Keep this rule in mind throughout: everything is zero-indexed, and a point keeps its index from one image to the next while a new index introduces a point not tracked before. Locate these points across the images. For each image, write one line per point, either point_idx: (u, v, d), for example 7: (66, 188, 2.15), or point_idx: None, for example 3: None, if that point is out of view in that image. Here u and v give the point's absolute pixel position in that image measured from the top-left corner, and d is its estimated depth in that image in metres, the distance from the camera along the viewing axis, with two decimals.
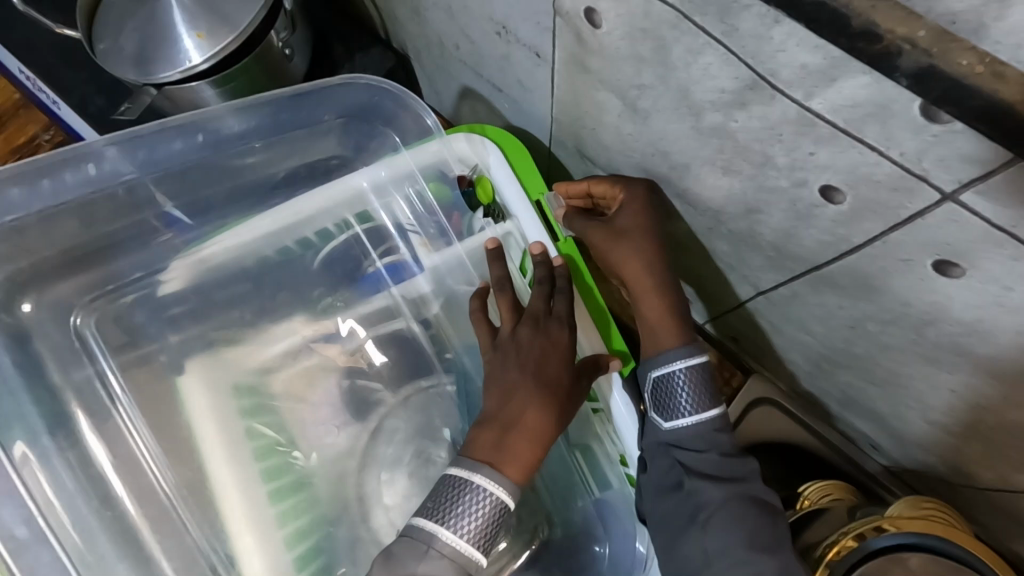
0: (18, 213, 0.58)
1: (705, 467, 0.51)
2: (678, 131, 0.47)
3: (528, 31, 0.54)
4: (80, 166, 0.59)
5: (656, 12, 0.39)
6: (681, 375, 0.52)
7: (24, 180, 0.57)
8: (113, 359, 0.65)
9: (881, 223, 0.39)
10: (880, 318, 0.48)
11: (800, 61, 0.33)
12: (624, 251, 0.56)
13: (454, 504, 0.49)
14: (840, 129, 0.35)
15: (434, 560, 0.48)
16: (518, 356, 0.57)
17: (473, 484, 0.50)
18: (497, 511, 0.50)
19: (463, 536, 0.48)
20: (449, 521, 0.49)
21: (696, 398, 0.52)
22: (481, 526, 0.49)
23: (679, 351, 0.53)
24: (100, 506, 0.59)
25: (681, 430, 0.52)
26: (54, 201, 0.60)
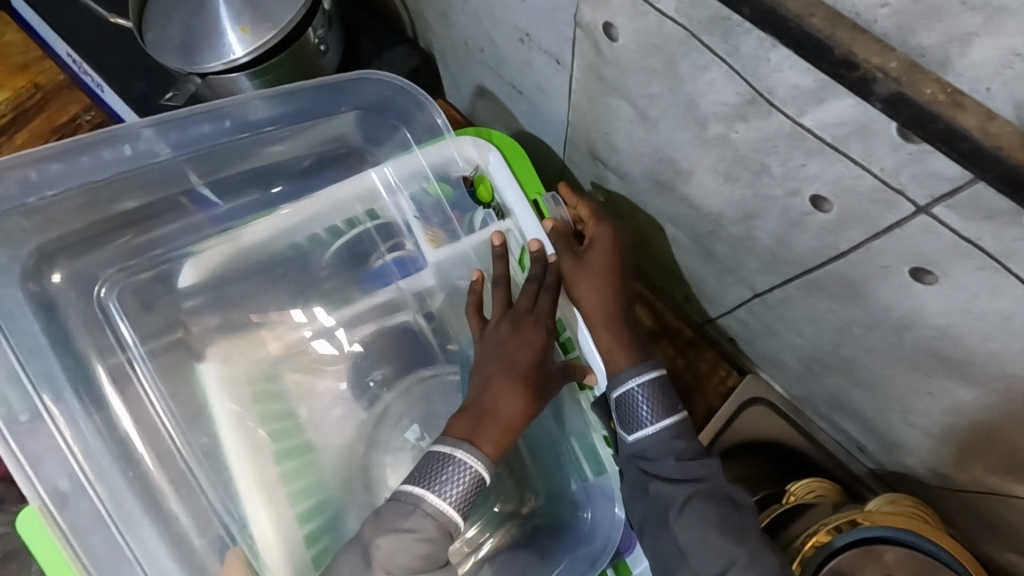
0: (58, 187, 0.62)
1: (666, 472, 0.55)
2: (684, 139, 0.51)
3: (550, 40, 0.58)
4: (117, 145, 0.64)
5: (667, 29, 0.42)
6: (638, 392, 0.58)
7: (65, 156, 0.62)
8: (133, 330, 0.69)
9: (864, 232, 0.42)
10: (865, 322, 0.52)
11: (793, 82, 0.37)
12: (585, 282, 0.64)
13: (439, 473, 0.54)
14: (828, 144, 0.38)
15: (418, 519, 0.52)
16: (500, 351, 0.62)
17: (455, 458, 0.55)
18: (476, 482, 0.55)
19: (447, 501, 0.53)
20: (434, 487, 0.53)
21: (654, 410, 0.58)
22: (462, 493, 0.54)
23: (631, 370, 0.59)
24: (123, 467, 0.63)
25: (643, 441, 0.57)
26: (90, 177, 0.63)
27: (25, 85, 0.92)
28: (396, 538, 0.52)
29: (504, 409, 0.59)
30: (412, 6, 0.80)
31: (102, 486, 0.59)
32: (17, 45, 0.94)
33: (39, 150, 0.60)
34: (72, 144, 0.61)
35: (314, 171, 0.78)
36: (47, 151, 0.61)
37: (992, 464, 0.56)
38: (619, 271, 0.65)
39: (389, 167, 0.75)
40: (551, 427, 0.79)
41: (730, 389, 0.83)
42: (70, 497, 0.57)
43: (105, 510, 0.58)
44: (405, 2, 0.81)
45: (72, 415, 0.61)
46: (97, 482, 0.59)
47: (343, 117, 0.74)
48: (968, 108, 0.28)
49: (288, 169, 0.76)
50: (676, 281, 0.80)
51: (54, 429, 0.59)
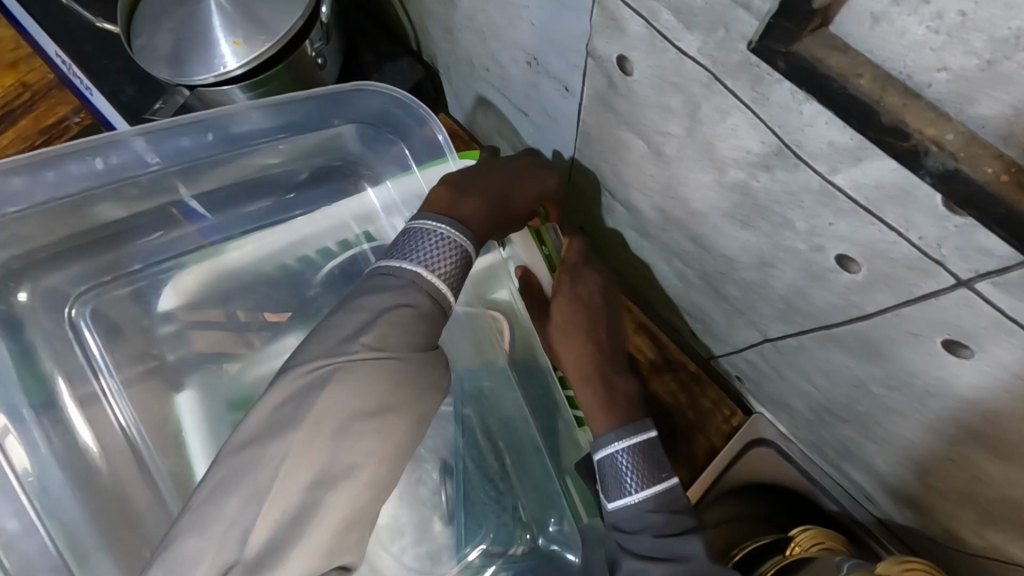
0: (21, 205, 0.57)
1: (642, 549, 0.51)
2: (699, 181, 0.48)
3: (559, 66, 0.54)
4: (87, 158, 0.58)
5: (687, 69, 0.39)
6: (622, 455, 0.55)
7: (26, 171, 0.55)
8: (106, 355, 0.65)
9: (892, 297, 0.39)
10: (885, 382, 0.49)
11: (827, 138, 0.33)
12: (569, 331, 0.62)
13: (426, 247, 0.54)
14: (861, 205, 0.35)
15: (413, 292, 0.51)
16: (499, 173, 0.63)
17: (443, 236, 0.55)
18: (430, 305, 0.51)
19: (434, 272, 0.53)
20: (419, 260, 0.53)
21: (640, 478, 0.54)
22: (448, 257, 0.54)
23: (615, 433, 0.56)
24: (85, 497, 0.58)
25: (622, 510, 0.54)
26: (56, 192, 0.58)
27: (13, 83, 0.89)
28: (338, 375, 0.45)
29: (483, 218, 0.59)
30: (415, 19, 0.76)
31: (57, 524, 0.54)
32: (7, 44, 0.90)
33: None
34: (34, 160, 0.55)
35: (310, 185, 0.75)
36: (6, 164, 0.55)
37: (1014, 536, 0.52)
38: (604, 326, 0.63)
39: (392, 189, 0.73)
40: (546, 457, 0.76)
41: (733, 428, 0.79)
42: (21, 540, 0.51)
43: (59, 551, 0.53)
44: (408, 14, 0.77)
45: (34, 445, 0.56)
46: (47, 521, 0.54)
47: (335, 130, 0.70)
48: None
49: (277, 179, 0.72)
50: (681, 316, 0.77)
51: (9, 469, 0.53)
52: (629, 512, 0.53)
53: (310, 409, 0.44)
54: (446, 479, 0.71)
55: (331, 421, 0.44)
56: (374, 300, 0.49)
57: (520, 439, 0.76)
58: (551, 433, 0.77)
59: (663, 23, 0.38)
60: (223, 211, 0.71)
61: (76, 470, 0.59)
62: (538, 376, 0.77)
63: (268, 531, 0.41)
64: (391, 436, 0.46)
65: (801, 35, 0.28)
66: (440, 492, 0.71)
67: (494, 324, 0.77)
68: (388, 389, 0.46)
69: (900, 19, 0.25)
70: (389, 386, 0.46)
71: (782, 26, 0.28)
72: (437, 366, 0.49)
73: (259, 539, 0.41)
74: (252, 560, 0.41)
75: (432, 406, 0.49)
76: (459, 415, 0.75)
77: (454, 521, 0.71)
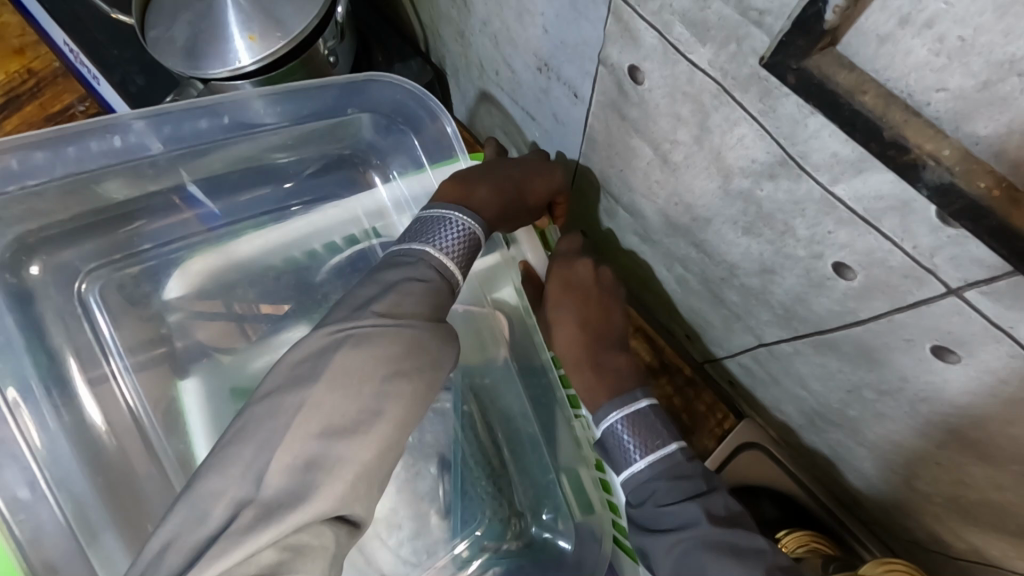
0: (41, 178, 0.57)
1: (652, 520, 0.53)
2: (704, 188, 0.49)
3: (570, 72, 0.56)
4: (106, 137, 0.58)
5: (699, 80, 0.41)
6: (620, 426, 0.56)
7: (50, 146, 0.56)
8: (119, 339, 0.66)
9: (888, 303, 0.41)
10: (877, 387, 0.51)
11: (831, 150, 0.35)
12: (563, 314, 0.64)
13: (439, 231, 0.56)
14: (860, 216, 0.37)
15: (425, 270, 0.53)
16: (509, 166, 0.66)
17: (454, 218, 0.57)
18: (442, 281, 0.53)
19: (447, 252, 0.55)
20: (432, 241, 0.55)
21: (640, 445, 0.55)
22: (459, 244, 0.56)
23: (612, 404, 0.57)
24: (92, 473, 0.58)
25: (630, 480, 0.55)
26: (76, 168, 0.58)
27: (19, 69, 0.88)
28: (356, 337, 0.47)
29: (492, 202, 0.61)
30: (427, 22, 0.78)
31: (66, 495, 0.54)
32: (13, 29, 0.89)
33: (20, 138, 0.54)
34: (56, 135, 0.55)
35: (317, 176, 0.76)
36: (29, 139, 0.55)
37: (998, 540, 0.54)
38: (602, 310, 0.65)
39: (404, 186, 0.74)
40: (544, 456, 0.77)
41: (725, 432, 0.80)
42: (31, 506, 0.52)
43: (67, 521, 0.53)
44: (420, 17, 0.79)
45: (43, 418, 0.56)
46: (58, 488, 0.54)
47: (350, 117, 0.71)
48: None
49: (275, 170, 0.73)
50: (678, 320, 0.78)
51: (24, 444, 0.54)
52: (635, 482, 0.55)
53: (329, 365, 0.45)
54: (444, 474, 0.73)
55: (348, 377, 0.45)
56: (390, 274, 0.52)
57: (519, 437, 0.78)
58: (549, 432, 0.77)
59: (676, 35, 0.39)
60: (221, 200, 0.71)
61: (84, 449, 0.59)
62: (542, 375, 0.77)
63: (284, 476, 0.42)
64: (402, 400, 0.47)
65: (812, 52, 0.29)
66: (438, 487, 0.72)
67: (495, 321, 0.78)
68: (402, 354, 0.47)
69: (905, 42, 0.27)
70: (403, 351, 0.47)
71: (796, 43, 0.29)
72: (448, 338, 0.51)
73: (275, 482, 0.42)
74: (268, 502, 0.41)
75: (440, 378, 0.50)
76: (459, 411, 0.76)
77: (450, 515, 0.73)
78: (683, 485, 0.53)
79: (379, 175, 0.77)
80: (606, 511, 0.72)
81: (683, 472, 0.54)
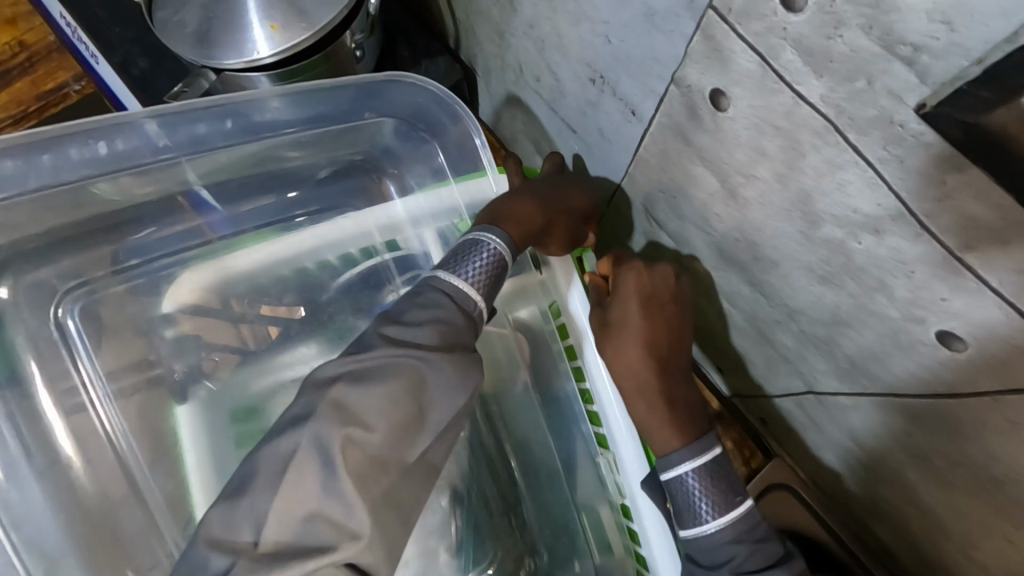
0: (12, 192, 0.50)
1: None
2: (779, 230, 0.44)
3: (629, 88, 0.50)
4: (89, 143, 0.51)
5: (801, 115, 0.35)
6: (691, 478, 0.51)
7: (21, 153, 0.48)
8: (99, 363, 0.59)
9: (1000, 381, 0.36)
10: (954, 458, 0.46)
11: (966, 212, 0.30)
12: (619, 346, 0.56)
13: (459, 256, 0.50)
14: (989, 287, 0.32)
15: (436, 297, 0.47)
16: (539, 186, 0.60)
17: (476, 241, 0.50)
18: (456, 310, 0.47)
19: (466, 280, 0.48)
20: (449, 267, 0.49)
21: (713, 505, 0.50)
22: (483, 271, 0.49)
23: (686, 454, 0.52)
24: (69, 521, 0.52)
25: (698, 539, 0.51)
26: (53, 180, 0.51)
27: (10, 41, 0.81)
28: (355, 372, 0.42)
29: (517, 216, 0.54)
30: (461, 16, 0.72)
31: (36, 556, 0.49)
32: None
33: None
34: (27, 142, 0.48)
35: (329, 183, 0.69)
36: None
37: None
38: (659, 337, 0.57)
39: (422, 202, 0.65)
40: (563, 489, 0.72)
41: (752, 469, 0.75)
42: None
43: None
44: (453, 11, 0.73)
45: (13, 461, 0.50)
46: (28, 550, 0.48)
47: (368, 121, 0.63)
48: None
49: (292, 173, 0.66)
50: (711, 352, 0.73)
51: None
52: (705, 543, 0.50)
53: (320, 402, 0.41)
54: (456, 509, 0.67)
55: (341, 415, 0.40)
56: (398, 305, 0.47)
57: (537, 466, 0.73)
58: (569, 468, 0.72)
59: (784, 62, 0.34)
60: (231, 205, 0.65)
61: (58, 487, 0.53)
62: (566, 407, 0.71)
63: (282, 526, 0.38)
64: (391, 443, 0.42)
65: (996, 106, 0.26)
66: (450, 522, 0.67)
67: (519, 347, 0.72)
68: (402, 392, 0.42)
69: None
70: (408, 387, 0.42)
71: (977, 94, 0.26)
72: (463, 368, 0.45)
73: (274, 531, 0.38)
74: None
75: (438, 419, 0.44)
76: (474, 439, 0.71)
77: (460, 555, 0.67)
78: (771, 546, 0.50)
79: (394, 184, 0.70)
80: (626, 556, 0.68)
81: (760, 533, 0.51)
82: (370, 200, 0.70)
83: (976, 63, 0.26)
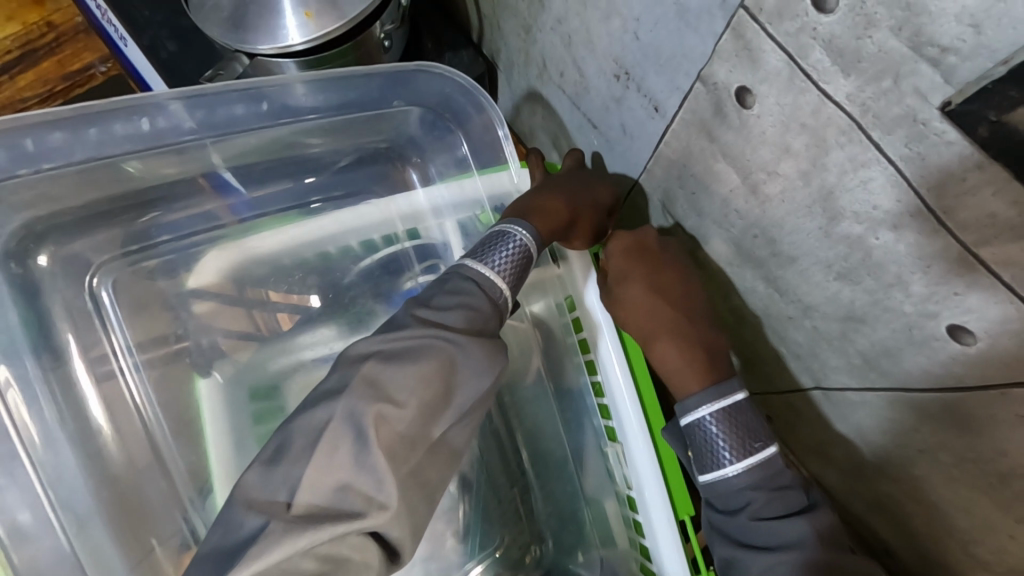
0: (59, 162, 0.51)
1: (741, 531, 0.49)
2: (799, 227, 0.46)
3: (654, 83, 0.52)
4: (133, 118, 0.51)
5: (827, 113, 0.37)
6: (711, 422, 0.51)
7: (68, 126, 0.49)
8: (130, 334, 0.61)
9: (1010, 376, 0.37)
10: (960, 452, 0.47)
11: (987, 209, 0.32)
12: (623, 308, 0.56)
13: (487, 247, 0.50)
14: (1003, 282, 0.33)
15: (463, 285, 0.48)
16: (559, 181, 0.60)
17: (506, 232, 0.51)
18: (483, 299, 0.48)
19: (495, 272, 0.49)
20: (477, 256, 0.50)
21: (734, 448, 0.50)
22: (510, 264, 0.50)
23: (702, 397, 0.51)
24: (97, 485, 0.54)
25: (718, 484, 0.51)
26: (97, 153, 0.52)
27: (37, 22, 0.82)
28: (387, 352, 0.44)
29: (539, 213, 0.55)
30: (486, 10, 0.73)
31: (69, 516, 0.51)
32: None
33: (37, 116, 0.48)
34: (74, 115, 0.49)
35: (351, 169, 0.70)
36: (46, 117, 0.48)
37: None
38: (655, 278, 0.56)
39: (446, 193, 0.66)
40: (572, 481, 0.73)
41: None
42: (31, 533, 0.48)
43: (73, 550, 0.50)
44: (478, 5, 0.74)
45: (47, 426, 0.53)
46: (62, 511, 0.50)
47: (396, 110, 0.63)
48: None
49: (313, 159, 0.67)
50: None
51: (24, 455, 0.50)
52: (724, 487, 0.50)
53: (354, 376, 0.43)
54: (465, 495, 0.69)
55: (373, 391, 0.42)
56: (427, 291, 0.48)
57: (547, 457, 0.73)
58: (578, 459, 0.72)
59: (812, 62, 0.35)
60: (255, 187, 0.65)
61: (86, 455, 0.55)
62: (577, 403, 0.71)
63: (314, 494, 0.39)
64: (419, 422, 0.43)
65: (1019, 104, 0.27)
66: (458, 507, 0.69)
67: (530, 337, 0.73)
68: (433, 372, 0.43)
69: None
70: (437, 368, 0.43)
71: (1007, 93, 0.28)
72: (490, 355, 0.46)
73: (307, 497, 0.39)
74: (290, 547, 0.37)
75: (464, 399, 0.45)
76: (486, 427, 0.73)
77: (467, 538, 0.69)
78: (790, 498, 0.50)
79: (417, 173, 0.71)
80: (630, 550, 0.68)
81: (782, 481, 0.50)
82: (392, 187, 0.71)
83: (1000, 64, 0.27)
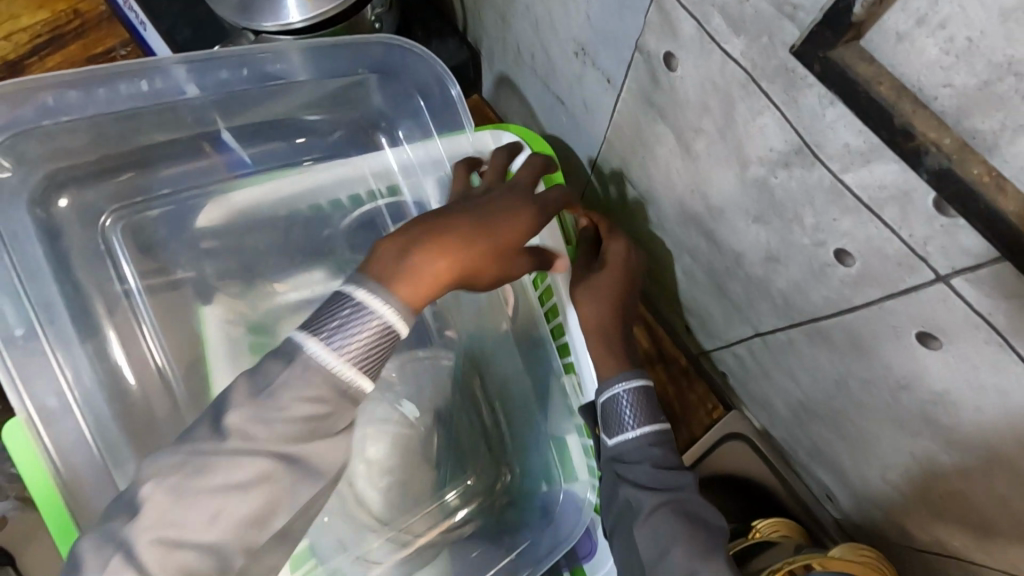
0: (74, 115, 0.59)
1: (643, 479, 0.57)
2: (721, 177, 0.53)
3: (606, 59, 0.60)
4: (136, 80, 0.60)
5: (728, 70, 0.44)
6: (623, 395, 0.60)
7: (82, 85, 0.58)
8: (136, 270, 0.68)
9: (882, 291, 0.45)
10: (862, 377, 0.54)
11: (843, 141, 0.39)
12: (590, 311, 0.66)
13: (331, 318, 0.44)
14: (864, 203, 0.41)
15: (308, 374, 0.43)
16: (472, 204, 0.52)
17: (355, 299, 0.44)
18: (328, 390, 0.43)
19: (339, 354, 0.43)
20: (318, 333, 0.43)
21: (637, 416, 0.60)
22: (362, 347, 0.43)
23: (620, 377, 0.61)
24: (111, 399, 0.61)
25: (622, 445, 0.59)
26: (107, 109, 0.60)
27: (66, 9, 0.91)
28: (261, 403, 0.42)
29: (427, 266, 0.46)
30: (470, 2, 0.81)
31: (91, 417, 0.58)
32: None
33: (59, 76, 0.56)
34: (84, 75, 0.57)
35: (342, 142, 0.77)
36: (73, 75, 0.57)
37: (960, 534, 0.57)
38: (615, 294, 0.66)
39: (417, 156, 0.74)
40: (538, 420, 0.77)
41: (713, 421, 0.84)
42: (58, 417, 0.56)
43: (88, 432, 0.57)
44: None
45: (65, 343, 0.60)
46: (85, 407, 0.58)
47: (360, 77, 0.71)
48: (1009, 195, 0.32)
49: (301, 122, 0.74)
50: (676, 309, 0.82)
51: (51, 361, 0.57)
52: (627, 447, 0.59)
53: None
54: (437, 428, 0.76)
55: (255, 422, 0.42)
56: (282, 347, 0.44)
57: (511, 398, 0.78)
58: (541, 403, 0.76)
59: (713, 26, 0.43)
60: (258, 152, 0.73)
61: (103, 375, 0.62)
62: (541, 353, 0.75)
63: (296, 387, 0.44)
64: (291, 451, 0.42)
65: (833, 44, 0.35)
66: (430, 439, 0.76)
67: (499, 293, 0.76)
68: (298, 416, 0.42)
69: (920, 41, 0.32)
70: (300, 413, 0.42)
71: (826, 35, 0.35)
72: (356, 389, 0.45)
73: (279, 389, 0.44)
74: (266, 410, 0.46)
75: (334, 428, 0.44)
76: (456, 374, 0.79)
77: (438, 467, 0.76)
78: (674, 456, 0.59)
79: (386, 136, 0.77)
80: (588, 481, 0.71)
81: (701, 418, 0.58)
82: None
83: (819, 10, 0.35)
